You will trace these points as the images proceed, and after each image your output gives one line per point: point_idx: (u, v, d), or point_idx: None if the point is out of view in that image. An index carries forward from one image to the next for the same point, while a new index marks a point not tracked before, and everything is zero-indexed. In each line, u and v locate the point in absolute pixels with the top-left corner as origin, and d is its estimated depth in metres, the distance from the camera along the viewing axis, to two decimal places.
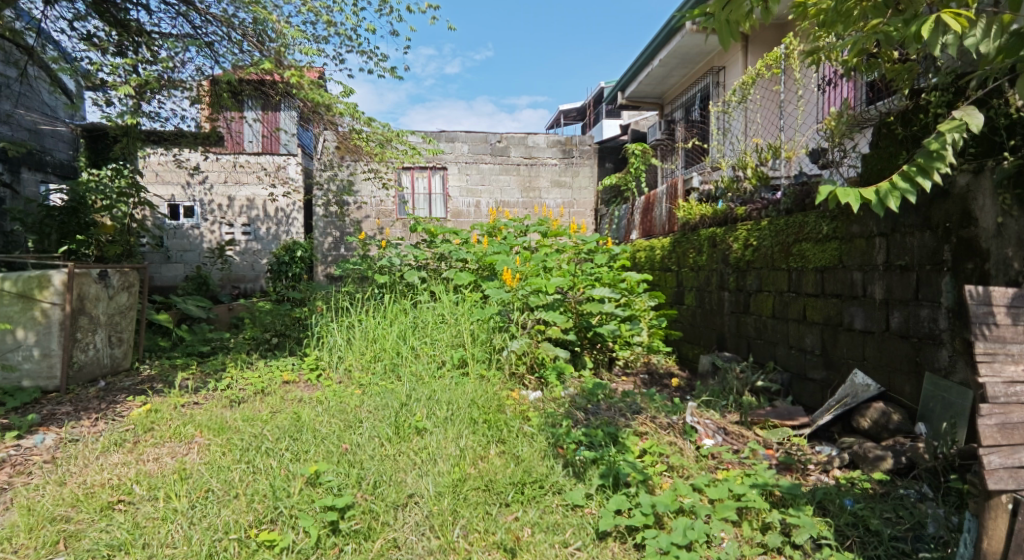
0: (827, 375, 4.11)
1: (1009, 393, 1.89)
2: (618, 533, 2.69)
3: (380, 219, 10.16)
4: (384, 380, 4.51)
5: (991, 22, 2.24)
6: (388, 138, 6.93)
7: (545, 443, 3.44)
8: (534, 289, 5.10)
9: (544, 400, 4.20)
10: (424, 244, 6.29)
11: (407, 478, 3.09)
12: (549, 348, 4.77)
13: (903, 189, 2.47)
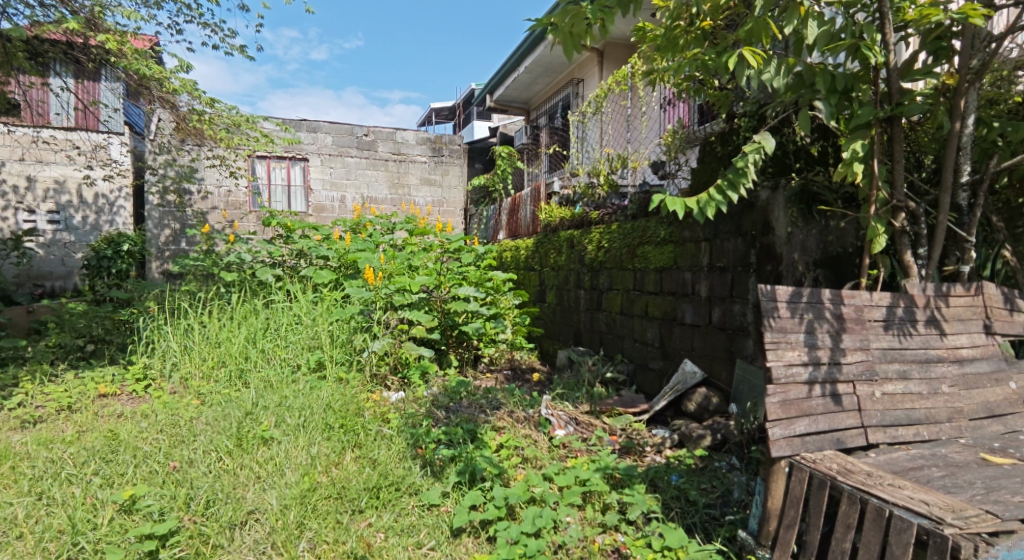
0: (664, 364, 4.55)
1: (787, 375, 2.26)
2: (472, 529, 2.81)
3: (228, 211, 9.49)
4: (228, 388, 4.26)
5: (780, 63, 2.68)
6: (235, 122, 6.61)
7: (404, 444, 3.46)
8: (398, 288, 5.10)
9: (407, 400, 4.21)
10: (279, 240, 6.02)
11: (247, 494, 2.95)
12: (413, 348, 4.77)
13: (718, 200, 2.79)
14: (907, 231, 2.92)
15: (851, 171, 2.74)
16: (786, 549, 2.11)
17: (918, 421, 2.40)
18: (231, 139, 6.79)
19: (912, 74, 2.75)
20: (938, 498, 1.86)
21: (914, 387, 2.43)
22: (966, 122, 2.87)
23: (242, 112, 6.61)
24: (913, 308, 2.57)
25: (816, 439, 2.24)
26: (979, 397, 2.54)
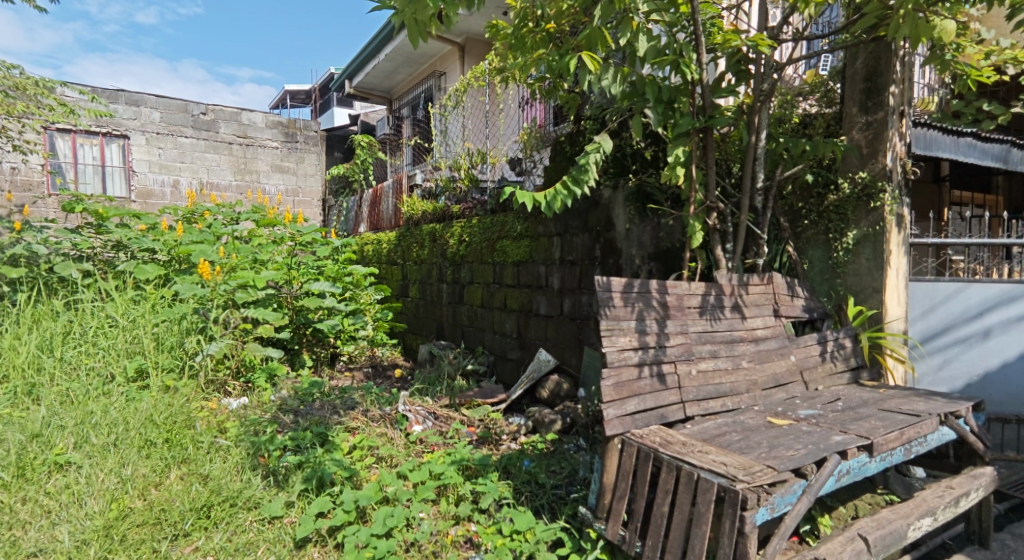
0: (521, 354, 4.73)
1: (619, 359, 2.54)
2: (318, 537, 2.74)
3: (15, 192, 8.25)
4: (14, 408, 3.65)
5: (615, 72, 2.97)
6: (21, 86, 5.75)
7: (243, 455, 3.28)
8: (240, 285, 4.72)
9: (249, 406, 3.98)
10: (87, 228, 5.31)
11: (28, 532, 2.65)
12: (257, 350, 4.49)
13: (564, 194, 2.94)
14: (717, 229, 3.45)
15: (674, 174, 3.14)
16: (618, 520, 2.33)
17: (724, 393, 2.81)
18: (11, 105, 5.84)
19: (719, 91, 3.21)
20: (734, 459, 2.17)
21: (722, 363, 2.86)
22: (760, 135, 3.43)
23: (26, 74, 5.76)
24: (721, 296, 3.09)
25: (643, 416, 2.50)
26: (768, 370, 3.04)
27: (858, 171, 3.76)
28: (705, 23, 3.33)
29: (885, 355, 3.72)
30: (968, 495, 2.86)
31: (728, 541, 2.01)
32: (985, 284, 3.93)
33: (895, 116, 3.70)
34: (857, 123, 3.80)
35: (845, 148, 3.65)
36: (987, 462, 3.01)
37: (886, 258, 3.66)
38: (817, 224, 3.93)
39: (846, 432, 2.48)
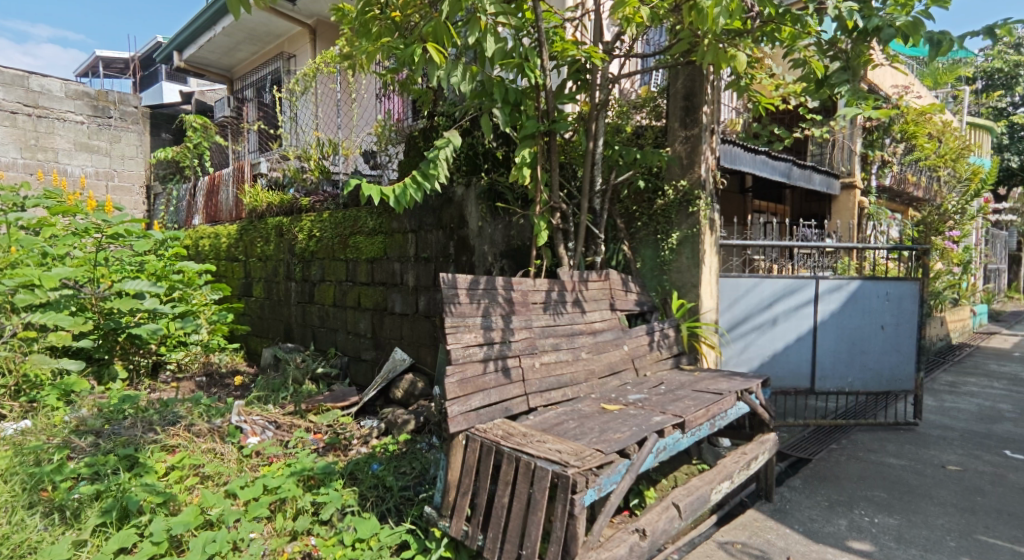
0: (376, 354, 4.61)
1: (464, 355, 2.59)
2: None
3: None
4: None
5: (464, 69, 2.99)
6: None
7: (20, 490, 2.84)
8: (22, 284, 4.00)
9: (31, 431, 3.46)
10: None
11: None
12: (46, 364, 3.98)
13: (412, 188, 2.90)
14: (559, 227, 3.68)
15: (521, 174, 3.24)
16: (462, 515, 2.36)
17: (565, 383, 3.01)
18: None
19: (562, 98, 3.37)
20: (567, 446, 2.31)
21: (563, 355, 3.08)
22: (597, 142, 3.69)
23: None
24: (564, 292, 3.37)
25: (488, 410, 2.57)
26: (606, 359, 3.37)
27: (679, 180, 4.36)
28: (548, 31, 3.49)
29: (701, 342, 4.39)
30: (757, 458, 3.37)
31: (560, 524, 2.13)
32: (773, 280, 4.87)
33: (706, 133, 4.34)
34: (678, 137, 4.42)
35: (668, 158, 4.24)
36: (772, 430, 3.61)
37: (703, 257, 4.34)
38: (650, 227, 4.49)
39: (664, 413, 2.79)
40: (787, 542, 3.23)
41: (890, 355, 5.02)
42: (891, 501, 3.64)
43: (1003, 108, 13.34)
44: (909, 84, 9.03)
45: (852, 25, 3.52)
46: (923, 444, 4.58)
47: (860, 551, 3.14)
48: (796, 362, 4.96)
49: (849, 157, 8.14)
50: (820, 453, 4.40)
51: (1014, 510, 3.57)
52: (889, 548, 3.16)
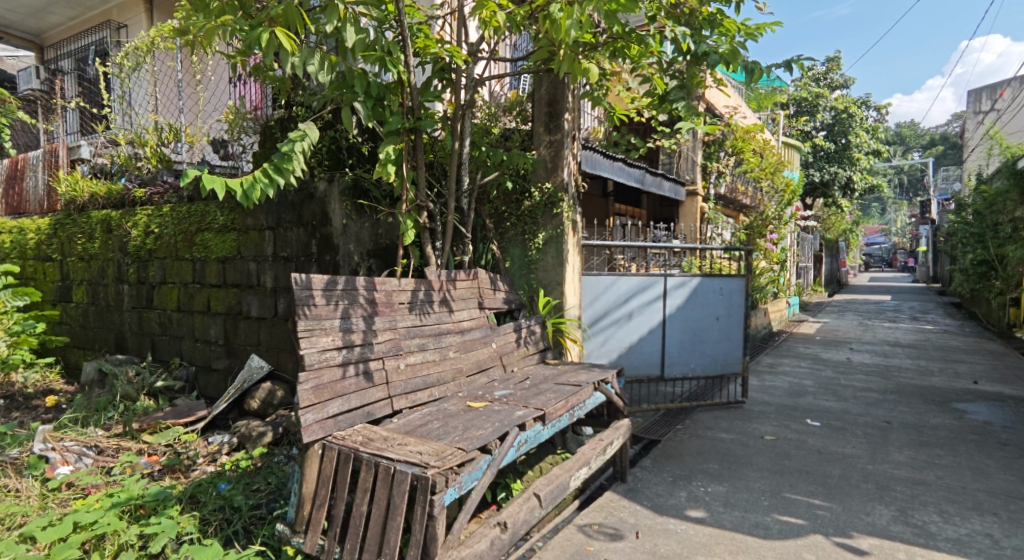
0: (228, 363, 4.25)
1: (321, 360, 2.48)
2: None
3: None
4: None
5: (322, 58, 2.83)
6: None
7: None
8: None
9: None
10: None
11: None
12: None
13: (263, 183, 2.70)
14: (426, 227, 3.61)
15: (385, 171, 3.13)
16: (318, 529, 2.23)
17: (431, 383, 3.03)
18: None
19: (427, 95, 3.31)
20: (428, 447, 2.31)
21: (430, 355, 3.08)
22: (463, 142, 3.70)
23: None
24: (430, 291, 3.36)
25: (347, 416, 2.48)
26: (473, 357, 3.45)
27: (545, 183, 4.64)
28: (412, 27, 3.42)
29: (565, 337, 4.66)
30: (612, 443, 3.66)
31: (419, 527, 2.08)
32: (629, 278, 5.21)
33: (569, 139, 4.64)
34: (544, 141, 4.67)
35: (533, 161, 4.50)
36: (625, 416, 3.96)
37: (566, 256, 4.59)
38: (517, 226, 4.77)
39: (526, 407, 3.00)
40: (636, 518, 3.47)
41: (723, 342, 5.61)
42: (722, 472, 4.05)
43: (808, 130, 15.44)
44: (738, 106, 10.23)
45: (686, 48, 4.12)
46: (748, 419, 5.13)
47: (696, 518, 3.45)
48: (649, 352, 5.34)
49: (691, 166, 9.02)
50: (668, 433, 4.77)
51: (814, 468, 4.11)
52: (719, 513, 3.50)
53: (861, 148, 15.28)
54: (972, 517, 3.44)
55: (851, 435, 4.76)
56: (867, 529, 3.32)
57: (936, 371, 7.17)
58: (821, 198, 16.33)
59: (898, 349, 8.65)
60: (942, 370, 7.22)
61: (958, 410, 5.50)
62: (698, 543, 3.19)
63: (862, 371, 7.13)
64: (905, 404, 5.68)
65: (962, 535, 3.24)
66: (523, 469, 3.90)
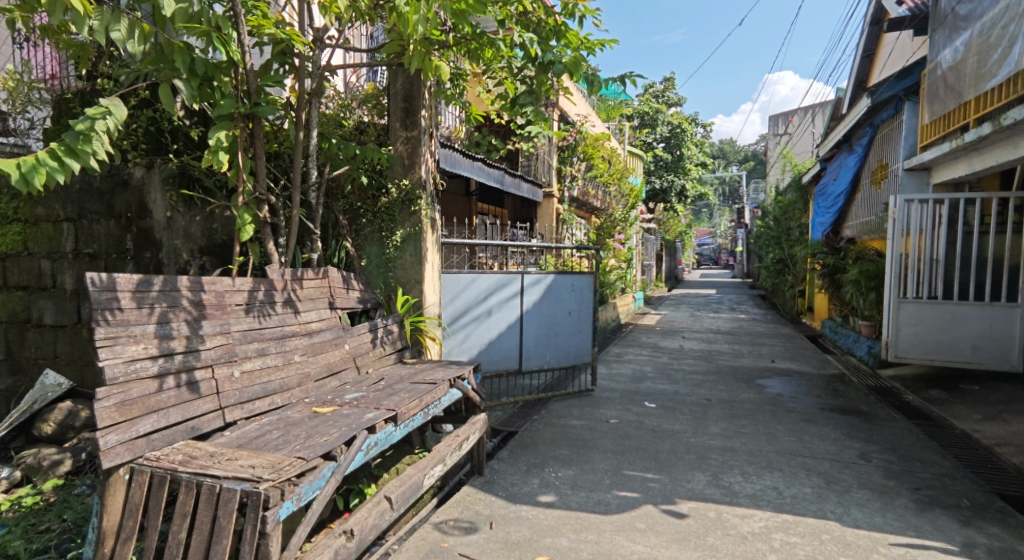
0: (12, 382, 3.62)
1: (128, 372, 2.21)
2: None
3: None
4: None
5: (131, 25, 2.50)
6: None
7: None
8: None
9: None
10: None
11: None
12: None
13: (51, 165, 2.32)
14: (267, 222, 3.35)
15: (216, 159, 2.85)
16: None
17: (273, 390, 2.83)
18: None
19: (267, 80, 3.06)
20: (263, 460, 2.16)
21: (271, 360, 2.87)
22: (310, 133, 3.50)
23: None
24: (272, 291, 3.15)
25: (163, 435, 2.23)
26: (323, 360, 3.29)
27: (402, 179, 4.57)
28: (246, 4, 3.12)
29: (424, 335, 4.60)
30: (468, 438, 3.68)
31: (249, 548, 1.91)
32: (488, 274, 5.26)
33: (425, 135, 4.59)
34: (400, 137, 4.58)
35: (389, 157, 4.41)
36: (482, 411, 4.00)
37: (424, 253, 4.56)
38: (372, 223, 4.64)
39: (378, 409, 2.99)
40: (491, 509, 3.50)
41: (575, 335, 5.87)
42: (571, 456, 4.22)
43: (650, 142, 16.72)
44: (588, 114, 10.80)
45: (534, 55, 4.36)
46: (595, 405, 5.42)
47: (546, 503, 3.56)
48: (507, 347, 5.43)
49: (547, 169, 9.36)
50: (525, 424, 4.88)
51: (648, 445, 4.44)
52: (567, 496, 3.64)
53: (692, 159, 16.90)
54: (765, 474, 3.93)
55: (678, 413, 5.21)
56: (688, 495, 3.64)
57: (744, 354, 8.12)
58: (661, 203, 17.75)
59: (718, 336, 9.65)
60: (749, 352, 8.19)
61: (758, 386, 6.27)
62: (546, 526, 3.30)
63: (691, 356, 7.86)
64: (722, 383, 6.36)
65: (757, 491, 3.69)
66: (376, 473, 3.77)
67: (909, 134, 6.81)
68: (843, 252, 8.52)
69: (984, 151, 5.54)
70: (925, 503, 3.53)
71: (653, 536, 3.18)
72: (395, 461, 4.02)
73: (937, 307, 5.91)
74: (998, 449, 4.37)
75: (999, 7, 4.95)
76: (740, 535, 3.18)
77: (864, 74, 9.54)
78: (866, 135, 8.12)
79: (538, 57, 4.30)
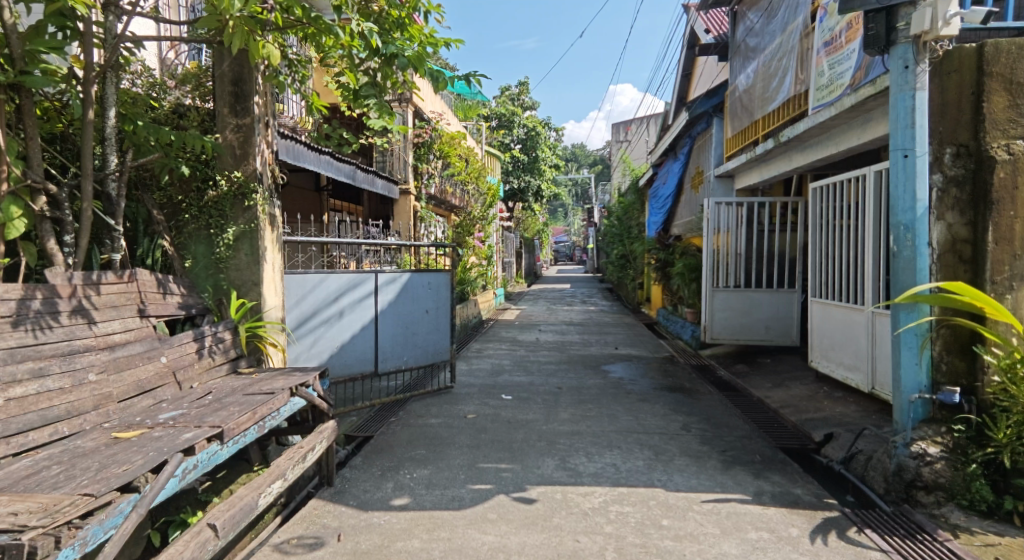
0: None
1: None
2: None
3: None
4: None
5: None
6: None
7: None
8: None
9: None
10: None
11: None
12: None
13: None
14: (47, 217, 2.93)
15: None
16: None
17: (55, 419, 2.45)
18: None
19: (39, 45, 2.60)
20: (31, 504, 1.83)
21: (53, 384, 2.50)
22: (106, 113, 3.07)
23: None
24: (53, 300, 2.77)
25: None
26: (130, 378, 2.88)
27: (233, 171, 4.11)
28: None
29: (264, 342, 4.15)
30: (313, 449, 3.38)
31: None
32: (338, 275, 4.96)
33: (259, 124, 4.17)
34: (229, 124, 4.12)
35: (216, 146, 3.95)
36: (330, 418, 3.73)
37: (262, 252, 4.16)
38: (198, 219, 4.13)
39: (199, 427, 2.67)
40: (340, 520, 3.25)
41: (433, 333, 5.72)
42: (427, 456, 4.08)
43: (507, 143, 17.02)
44: (442, 112, 10.72)
45: (376, 47, 4.17)
46: (452, 402, 5.32)
47: (399, 506, 3.38)
48: (361, 350, 5.14)
49: (403, 166, 9.12)
50: (380, 428, 4.65)
51: (503, 437, 4.42)
52: (422, 496, 3.50)
53: (547, 161, 17.48)
54: (605, 452, 4.09)
55: (532, 403, 5.27)
56: (538, 481, 3.66)
57: (592, 342, 8.51)
58: (520, 203, 18.15)
59: (570, 327, 10.04)
60: (596, 341, 8.60)
61: (603, 371, 6.58)
62: (398, 530, 3.13)
63: (545, 347, 8.07)
64: (571, 371, 6.59)
65: (598, 469, 3.81)
66: (204, 498, 3.38)
67: (717, 146, 7.59)
68: (672, 248, 9.23)
69: (769, 162, 6.31)
70: (730, 462, 3.89)
71: (504, 524, 3.14)
72: (229, 482, 3.60)
73: (741, 294, 6.64)
74: (782, 410, 4.95)
75: (776, 43, 5.77)
76: (582, 512, 3.25)
77: (683, 90, 10.47)
78: (686, 145, 8.97)
79: (379, 49, 4.11)
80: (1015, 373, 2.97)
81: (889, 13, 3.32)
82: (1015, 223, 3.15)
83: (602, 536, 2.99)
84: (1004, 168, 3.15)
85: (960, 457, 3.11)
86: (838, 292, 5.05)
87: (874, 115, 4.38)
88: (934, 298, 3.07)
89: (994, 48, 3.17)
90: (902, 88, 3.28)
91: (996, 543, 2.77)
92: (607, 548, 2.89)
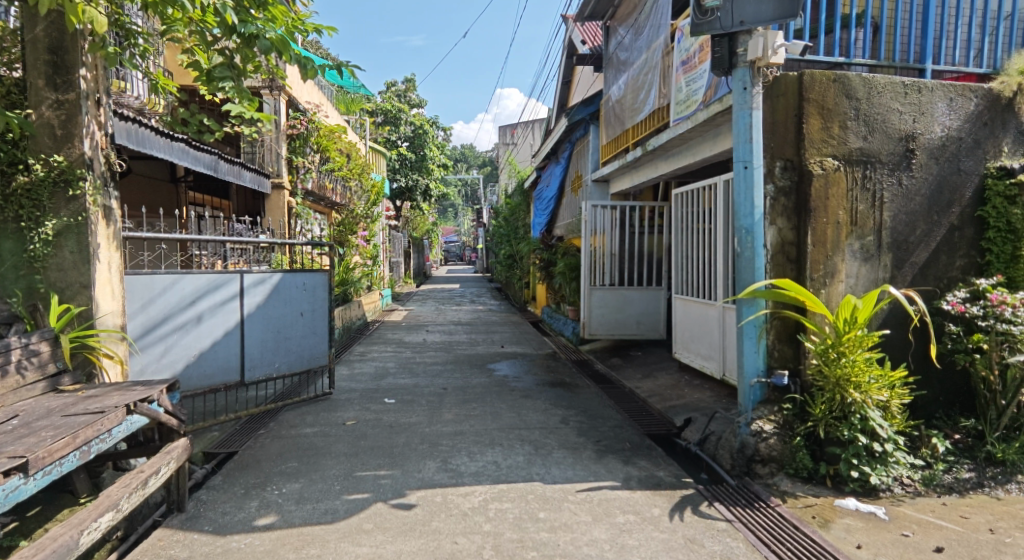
0: None
1: None
2: None
3: None
4: None
5: None
6: None
7: None
8: None
9: None
10: None
11: None
12: None
13: None
14: None
15: None
16: None
17: None
18: None
19: None
20: None
21: None
22: None
23: None
24: None
25: None
26: None
27: (51, 154, 3.53)
28: None
29: (97, 353, 3.59)
30: (157, 472, 2.93)
31: None
32: (194, 275, 4.46)
33: (87, 101, 3.63)
34: (46, 99, 3.53)
35: (27, 126, 3.37)
36: (182, 436, 3.28)
37: (92, 250, 3.62)
38: (4, 210, 3.51)
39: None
40: (190, 549, 2.87)
41: (308, 337, 5.32)
42: (299, 469, 3.75)
43: (394, 140, 16.53)
44: (319, 104, 10.15)
45: (232, 25, 3.73)
46: (331, 409, 4.97)
47: (264, 526, 3.05)
48: (223, 358, 4.68)
49: (275, 158, 8.48)
50: (246, 441, 4.23)
51: (383, 442, 4.18)
52: (291, 514, 3.18)
53: (434, 160, 17.18)
54: (487, 451, 3.98)
55: (415, 406, 5.05)
56: (418, 485, 3.47)
57: (479, 341, 8.43)
58: (408, 201, 17.77)
59: (458, 326, 9.91)
60: (483, 340, 8.54)
61: (487, 369, 6.51)
62: (261, 552, 2.81)
63: (432, 348, 7.88)
64: (456, 370, 6.45)
65: (479, 467, 3.70)
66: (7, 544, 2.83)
67: (595, 151, 7.78)
68: (553, 248, 9.33)
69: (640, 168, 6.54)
70: (603, 451, 3.93)
71: (380, 533, 2.93)
72: (44, 520, 3.07)
73: (616, 291, 6.85)
74: (651, 399, 5.12)
75: (643, 58, 5.99)
76: (461, 513, 3.12)
77: (563, 97, 10.69)
78: (567, 149, 9.11)
79: (236, 27, 3.68)
80: (828, 357, 3.26)
81: (731, 37, 3.45)
82: (827, 228, 3.48)
83: (480, 535, 2.88)
84: (819, 181, 3.46)
85: (788, 432, 3.37)
86: (695, 289, 5.33)
87: (723, 130, 4.65)
88: (768, 293, 3.30)
89: (810, 79, 3.45)
90: (741, 107, 3.43)
91: (814, 504, 3.03)
92: (485, 547, 2.79)
